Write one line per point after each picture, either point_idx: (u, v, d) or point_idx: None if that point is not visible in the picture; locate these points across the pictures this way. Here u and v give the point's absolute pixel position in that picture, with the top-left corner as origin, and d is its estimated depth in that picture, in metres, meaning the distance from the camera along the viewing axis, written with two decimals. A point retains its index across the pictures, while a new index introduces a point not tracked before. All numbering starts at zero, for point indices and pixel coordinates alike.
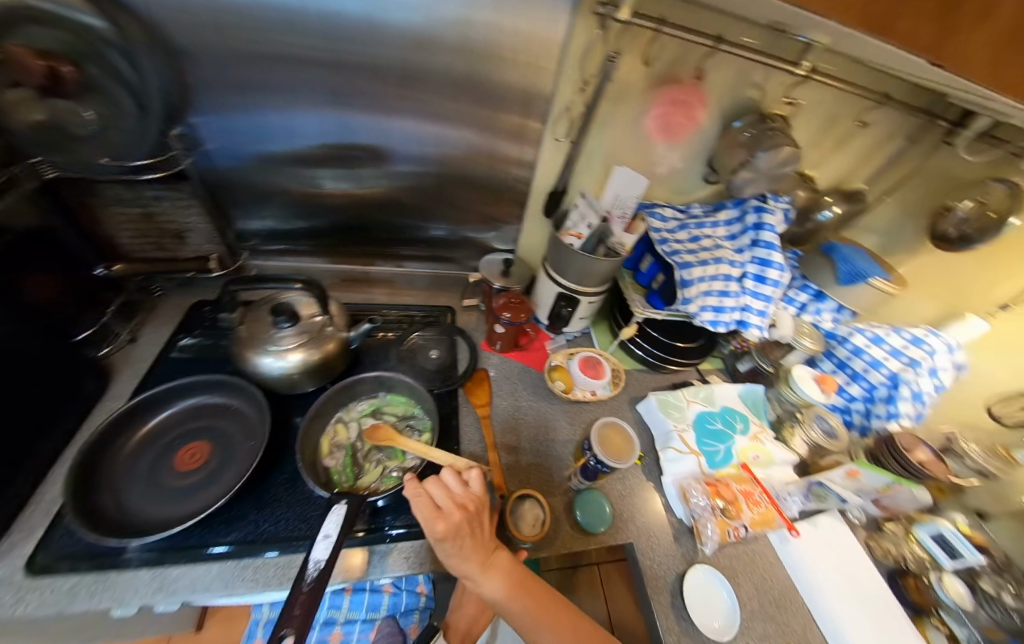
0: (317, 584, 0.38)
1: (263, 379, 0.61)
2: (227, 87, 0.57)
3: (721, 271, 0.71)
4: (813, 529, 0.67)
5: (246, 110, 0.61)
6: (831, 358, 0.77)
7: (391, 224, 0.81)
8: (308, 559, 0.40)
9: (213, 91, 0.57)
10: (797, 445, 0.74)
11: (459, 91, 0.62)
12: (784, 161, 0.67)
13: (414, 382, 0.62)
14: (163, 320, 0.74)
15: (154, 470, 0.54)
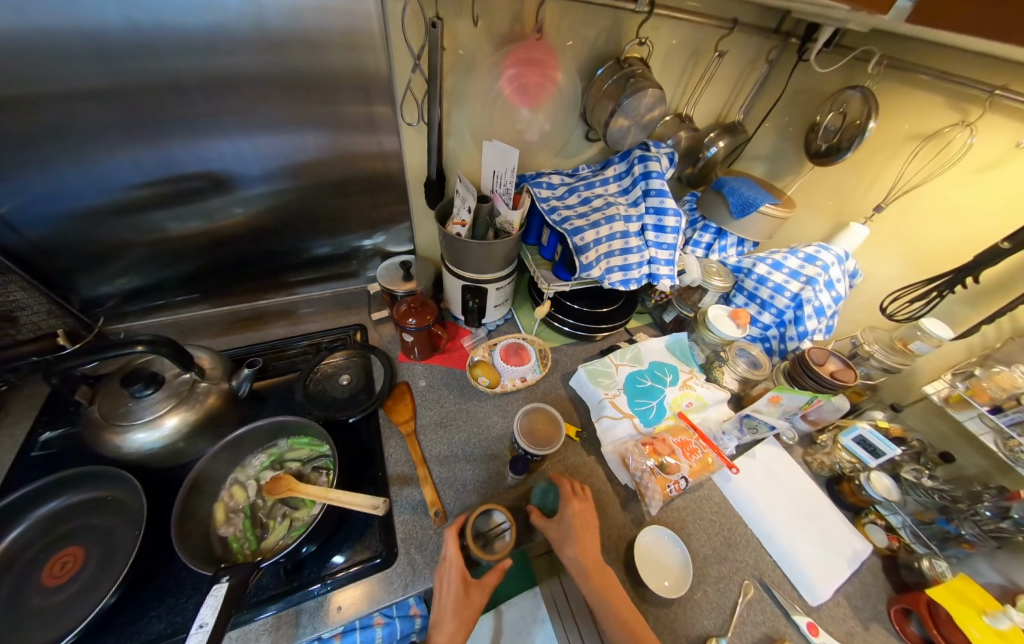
0: None
1: (132, 458, 0.53)
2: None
3: (618, 228, 0.70)
4: (751, 461, 0.69)
5: (30, 165, 0.51)
6: (741, 292, 0.77)
7: (267, 253, 0.73)
8: None
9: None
10: (727, 381, 0.75)
11: (282, 92, 0.55)
12: (649, 105, 0.65)
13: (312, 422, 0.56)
14: (17, 416, 0.64)
15: (18, 589, 0.46)
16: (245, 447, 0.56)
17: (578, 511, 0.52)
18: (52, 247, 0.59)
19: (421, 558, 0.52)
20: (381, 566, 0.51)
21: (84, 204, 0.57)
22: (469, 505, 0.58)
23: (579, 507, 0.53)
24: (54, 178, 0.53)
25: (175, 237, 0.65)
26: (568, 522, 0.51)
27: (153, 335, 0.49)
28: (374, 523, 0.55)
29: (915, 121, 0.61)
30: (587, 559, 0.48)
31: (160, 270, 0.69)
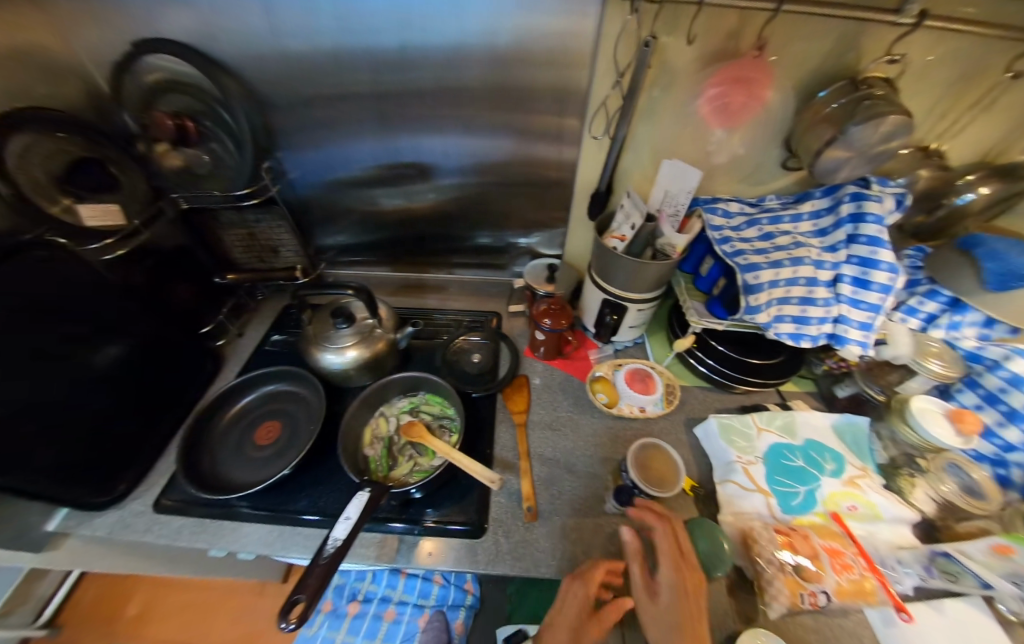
0: (332, 560, 0.42)
1: (322, 372, 0.68)
2: (300, 119, 0.68)
3: (803, 274, 0.60)
4: (938, 616, 0.48)
5: (313, 140, 0.71)
6: (974, 388, 0.57)
7: (440, 235, 0.86)
8: (327, 537, 0.43)
9: (291, 130, 0.69)
10: (918, 499, 0.57)
11: (493, 101, 0.63)
12: (891, 134, 0.52)
13: (448, 386, 0.64)
14: (262, 320, 0.90)
15: (239, 441, 0.64)
16: (391, 390, 0.67)
17: (678, 584, 0.43)
18: (310, 201, 0.82)
19: (506, 545, 0.54)
20: (470, 536, 0.55)
21: (336, 176, 0.76)
22: (560, 516, 0.57)
23: (678, 573, 0.44)
24: (324, 153, 0.72)
25: (382, 211, 0.82)
26: (669, 580, 0.44)
27: (360, 283, 0.65)
28: (472, 494, 0.60)
29: None
30: (679, 628, 0.40)
31: (366, 234, 0.88)
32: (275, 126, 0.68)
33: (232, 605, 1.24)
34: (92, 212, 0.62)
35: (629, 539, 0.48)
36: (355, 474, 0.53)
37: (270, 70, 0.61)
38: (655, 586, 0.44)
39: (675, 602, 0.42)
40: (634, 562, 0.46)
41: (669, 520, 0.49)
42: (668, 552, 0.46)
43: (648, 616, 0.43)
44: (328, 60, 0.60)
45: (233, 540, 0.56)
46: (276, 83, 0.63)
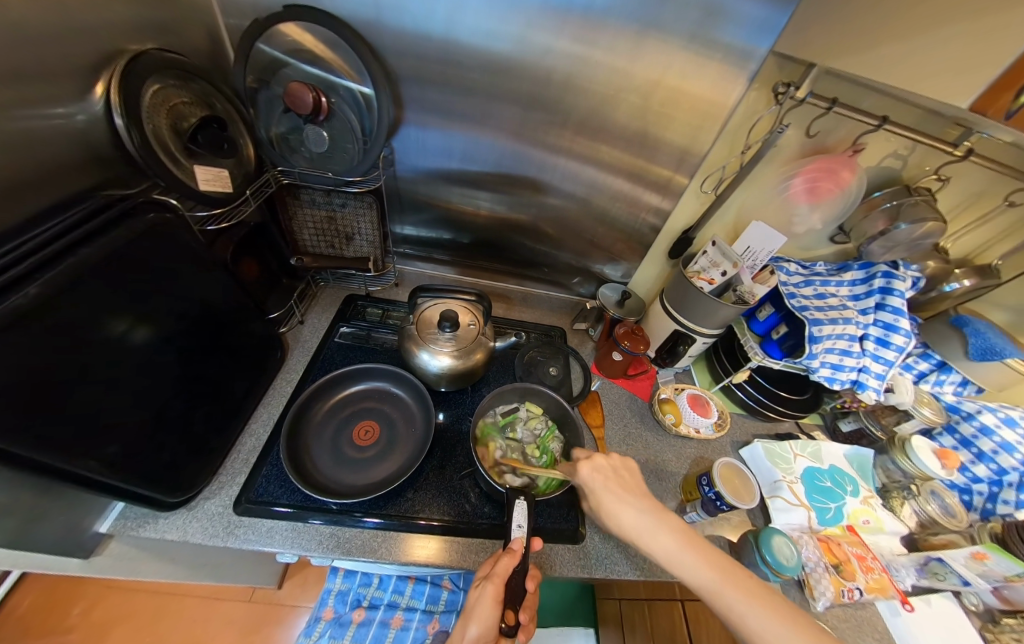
0: (520, 563, 0.46)
1: (419, 374, 0.69)
2: (438, 112, 0.69)
3: (847, 331, 0.73)
4: (928, 607, 0.65)
5: (440, 129, 0.71)
6: (952, 433, 0.75)
7: (523, 246, 0.91)
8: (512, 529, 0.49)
9: (421, 121, 0.70)
10: (905, 516, 0.74)
11: (622, 141, 0.70)
12: (925, 234, 0.68)
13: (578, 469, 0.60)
14: (324, 307, 0.86)
15: (339, 437, 0.64)
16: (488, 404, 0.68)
17: (616, 484, 0.51)
18: (406, 190, 0.82)
19: (604, 549, 0.61)
20: (571, 541, 0.60)
21: (448, 171, 0.78)
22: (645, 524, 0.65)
23: (613, 474, 0.52)
24: (446, 149, 0.74)
25: (477, 214, 0.85)
26: (636, 501, 0.49)
27: (479, 292, 0.72)
28: (568, 503, 0.65)
29: None
30: (684, 540, 0.45)
31: (450, 234, 0.90)
32: (406, 117, 0.70)
33: (201, 603, 1.09)
34: (205, 175, 0.57)
35: (590, 470, 0.53)
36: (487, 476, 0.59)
37: (431, 64, 0.63)
38: (622, 504, 0.49)
39: (650, 515, 0.48)
40: (597, 493, 0.51)
41: (607, 456, 0.55)
42: (617, 477, 0.52)
43: (601, 508, 0.50)
44: (487, 69, 0.63)
45: (340, 547, 0.54)
46: (425, 79, 0.65)
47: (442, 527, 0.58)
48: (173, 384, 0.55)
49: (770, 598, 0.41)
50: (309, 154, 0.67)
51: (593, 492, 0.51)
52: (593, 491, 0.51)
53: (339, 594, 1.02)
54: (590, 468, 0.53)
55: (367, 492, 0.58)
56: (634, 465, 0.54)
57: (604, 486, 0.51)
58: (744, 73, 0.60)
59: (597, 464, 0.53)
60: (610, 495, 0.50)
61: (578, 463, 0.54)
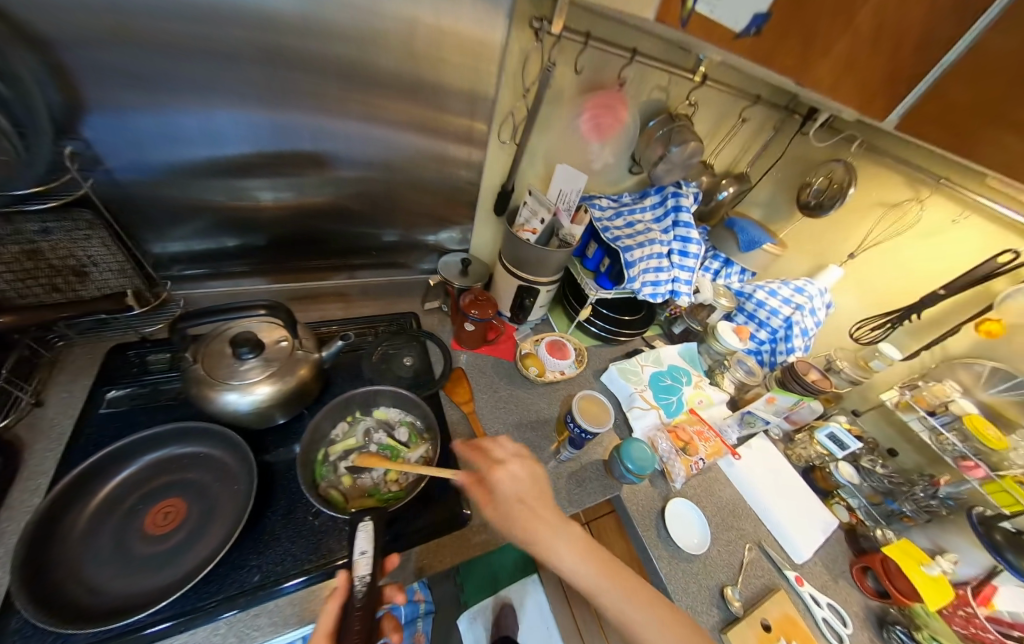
0: (367, 600, 0.39)
1: (231, 416, 0.56)
2: (137, 80, 0.51)
3: (655, 250, 0.82)
4: (749, 450, 0.82)
5: (155, 108, 0.54)
6: (743, 312, 0.94)
7: (340, 233, 0.79)
8: (354, 577, 0.40)
9: (115, 96, 0.51)
10: (727, 386, 0.91)
11: (398, 91, 0.62)
12: (692, 154, 0.79)
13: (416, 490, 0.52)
14: (76, 371, 0.63)
15: (120, 537, 0.48)
16: (389, 398, 0.63)
17: (525, 497, 0.50)
18: (145, 196, 0.62)
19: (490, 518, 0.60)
20: (455, 525, 0.56)
21: (197, 160, 0.61)
22: None
23: (532, 480, 0.52)
24: (176, 131, 0.57)
25: (263, 206, 0.70)
26: (550, 510, 0.49)
27: (270, 298, 0.55)
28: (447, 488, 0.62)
29: (883, 192, 0.81)
30: (586, 552, 0.47)
31: (237, 238, 0.73)
32: (87, 96, 0.50)
33: None
34: None
35: (505, 476, 0.51)
36: (323, 446, 0.55)
37: (84, 11, 0.44)
38: (534, 516, 0.48)
39: (559, 523, 0.49)
40: (509, 500, 0.49)
41: (525, 461, 0.54)
42: (530, 485, 0.51)
43: (500, 525, 0.48)
44: (179, 14, 0.47)
45: None
46: (83, 34, 0.46)
47: (316, 572, 0.50)
48: None
49: (644, 591, 0.46)
50: None
51: (504, 499, 0.50)
52: (501, 500, 0.50)
53: None
54: (506, 474, 0.51)
55: (173, 586, 0.45)
56: (543, 470, 0.53)
57: (517, 494, 0.50)
58: (500, 8, 0.56)
59: (513, 471, 0.52)
60: (520, 506, 0.49)
61: (494, 468, 0.52)
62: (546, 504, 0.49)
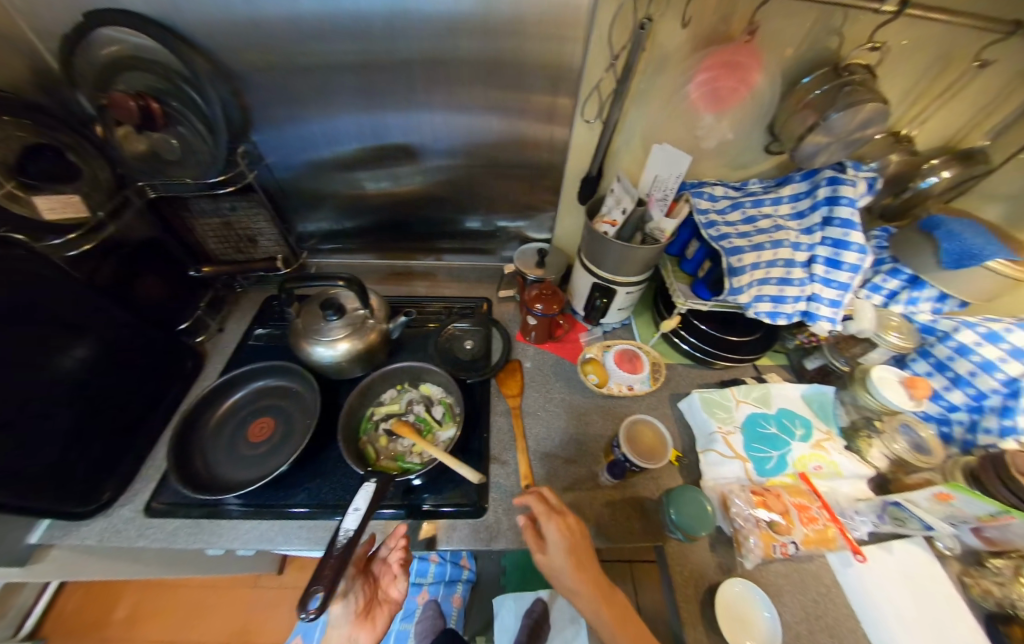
0: (344, 550, 0.44)
1: (317, 364, 0.67)
2: (278, 89, 0.63)
3: (784, 256, 0.62)
4: (886, 555, 0.59)
5: (292, 111, 0.66)
6: (927, 358, 0.65)
7: (430, 219, 0.85)
8: (340, 528, 0.46)
9: (265, 108, 0.66)
10: (874, 457, 0.65)
11: (481, 76, 0.62)
12: (865, 122, 0.56)
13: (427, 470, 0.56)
14: (245, 310, 0.87)
15: (234, 437, 0.65)
16: (435, 378, 0.69)
17: (567, 544, 0.47)
18: (289, 184, 0.78)
19: (507, 520, 0.58)
20: (473, 515, 0.58)
21: (320, 158, 0.74)
22: (558, 491, 0.61)
23: (565, 531, 0.48)
24: (306, 130, 0.69)
25: (367, 194, 0.81)
26: (583, 578, 0.46)
27: (349, 274, 0.64)
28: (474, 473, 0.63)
29: None
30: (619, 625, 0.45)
31: (351, 220, 0.87)
32: (251, 107, 0.65)
33: (221, 592, 1.20)
34: (52, 204, 0.57)
35: (550, 527, 0.48)
36: (372, 405, 0.66)
37: (243, 44, 0.57)
38: (575, 580, 0.46)
39: (590, 594, 0.46)
40: (552, 558, 0.47)
41: (562, 515, 0.50)
42: (572, 544, 0.48)
43: (546, 568, 0.48)
44: (302, 30, 0.56)
45: (223, 537, 0.56)
46: (245, 56, 0.59)
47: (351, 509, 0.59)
48: (69, 413, 0.56)
49: None
50: (167, 162, 0.65)
51: (546, 553, 0.48)
52: (543, 551, 0.48)
53: None
54: (547, 523, 0.49)
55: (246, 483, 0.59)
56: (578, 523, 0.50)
57: (557, 553, 0.47)
58: None
59: (553, 523, 0.49)
60: (557, 564, 0.47)
61: (546, 515, 0.49)
62: (586, 567, 0.47)
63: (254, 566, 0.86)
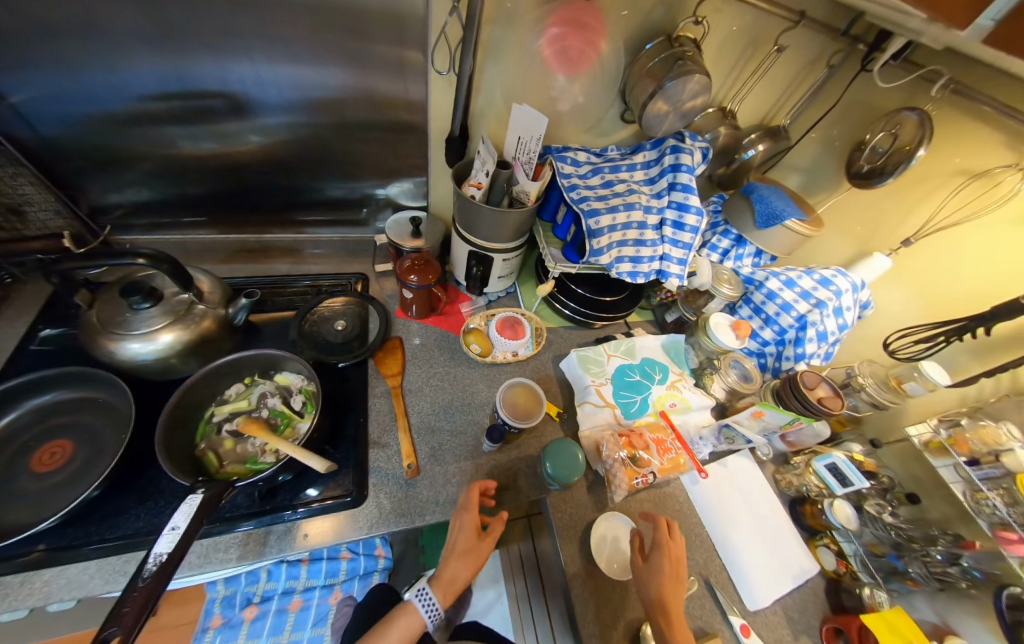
0: (159, 574, 0.35)
1: (128, 364, 0.54)
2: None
3: (637, 218, 0.67)
4: (722, 469, 0.70)
5: (36, 35, 0.48)
6: (749, 304, 0.77)
7: (281, 185, 0.74)
8: (147, 554, 0.36)
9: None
10: (715, 390, 0.76)
11: (308, 11, 0.52)
12: (696, 93, 0.61)
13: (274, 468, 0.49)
14: (22, 308, 0.66)
15: (6, 472, 0.49)
16: (295, 365, 0.61)
17: (668, 552, 0.50)
18: (61, 138, 0.59)
19: (388, 504, 0.55)
20: (345, 505, 0.53)
21: (104, 107, 0.57)
22: (442, 464, 0.60)
23: (665, 532, 0.52)
24: (69, 65, 0.52)
25: (188, 156, 0.66)
26: (659, 591, 0.47)
27: (152, 250, 0.49)
28: (348, 461, 0.58)
29: (969, 155, 0.60)
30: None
31: (174, 189, 0.70)
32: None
33: None
34: None
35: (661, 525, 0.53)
36: (212, 405, 0.56)
37: None
38: (654, 598, 0.47)
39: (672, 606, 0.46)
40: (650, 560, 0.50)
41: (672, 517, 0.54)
42: (672, 536, 0.52)
43: (642, 584, 0.49)
44: None
45: (4, 600, 0.42)
46: None
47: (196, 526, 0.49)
48: None
49: None
50: None
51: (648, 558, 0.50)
52: (655, 551, 0.51)
53: (223, 601, 0.82)
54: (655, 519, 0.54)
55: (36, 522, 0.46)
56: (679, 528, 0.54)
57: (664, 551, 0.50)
58: None
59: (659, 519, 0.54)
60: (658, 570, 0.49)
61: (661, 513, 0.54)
62: (667, 574, 0.48)
63: (87, 624, 0.69)
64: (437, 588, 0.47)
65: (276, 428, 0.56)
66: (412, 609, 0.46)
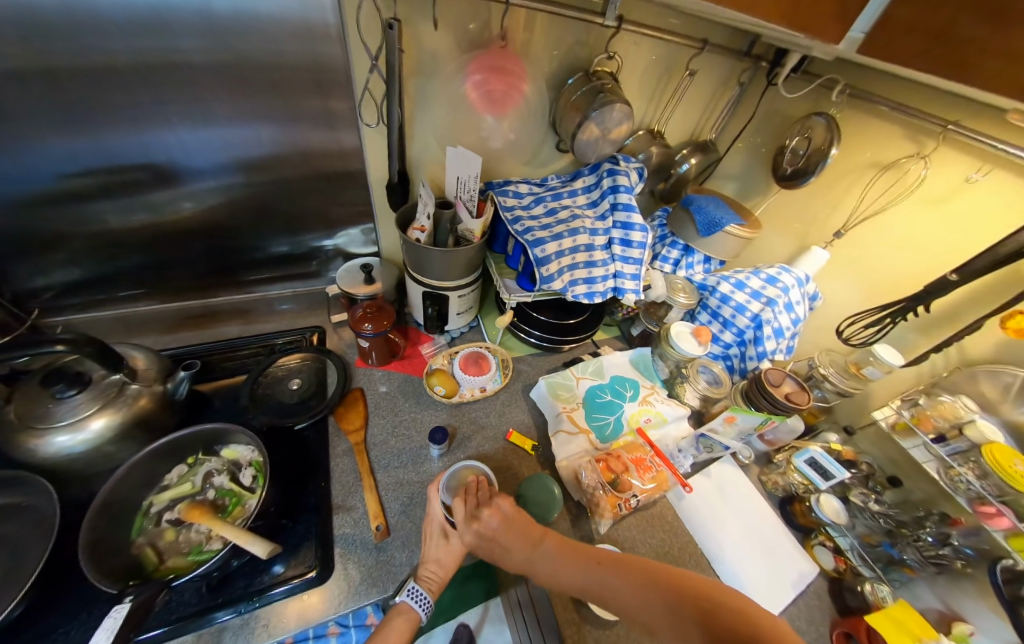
0: None
1: (51, 461, 0.49)
2: None
3: (583, 240, 0.68)
4: (707, 479, 0.69)
5: None
6: (706, 309, 0.79)
7: (225, 247, 0.72)
8: None
9: None
10: (688, 399, 0.75)
11: (229, 79, 0.54)
12: (620, 119, 0.64)
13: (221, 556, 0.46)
14: None
15: None
16: (244, 437, 0.59)
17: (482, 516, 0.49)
18: None
19: (356, 575, 0.50)
20: (311, 584, 0.48)
21: (21, 191, 0.55)
22: (412, 519, 0.56)
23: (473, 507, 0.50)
24: None
25: (119, 230, 0.64)
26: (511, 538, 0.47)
27: (78, 334, 0.45)
28: (310, 532, 0.53)
29: (876, 149, 0.64)
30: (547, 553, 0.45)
31: (107, 264, 0.67)
32: None
33: None
34: None
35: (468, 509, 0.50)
36: (151, 496, 0.52)
37: None
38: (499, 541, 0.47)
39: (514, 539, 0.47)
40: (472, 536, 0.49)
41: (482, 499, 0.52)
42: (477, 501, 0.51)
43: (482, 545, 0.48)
44: None
45: None
46: None
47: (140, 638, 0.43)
48: None
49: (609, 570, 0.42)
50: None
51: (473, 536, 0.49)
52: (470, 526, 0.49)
53: None
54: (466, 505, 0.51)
55: None
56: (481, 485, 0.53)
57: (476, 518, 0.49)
58: None
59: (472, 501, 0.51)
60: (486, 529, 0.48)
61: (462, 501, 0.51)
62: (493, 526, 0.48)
63: None
64: (424, 581, 0.48)
65: (223, 511, 0.52)
66: (405, 607, 0.46)
